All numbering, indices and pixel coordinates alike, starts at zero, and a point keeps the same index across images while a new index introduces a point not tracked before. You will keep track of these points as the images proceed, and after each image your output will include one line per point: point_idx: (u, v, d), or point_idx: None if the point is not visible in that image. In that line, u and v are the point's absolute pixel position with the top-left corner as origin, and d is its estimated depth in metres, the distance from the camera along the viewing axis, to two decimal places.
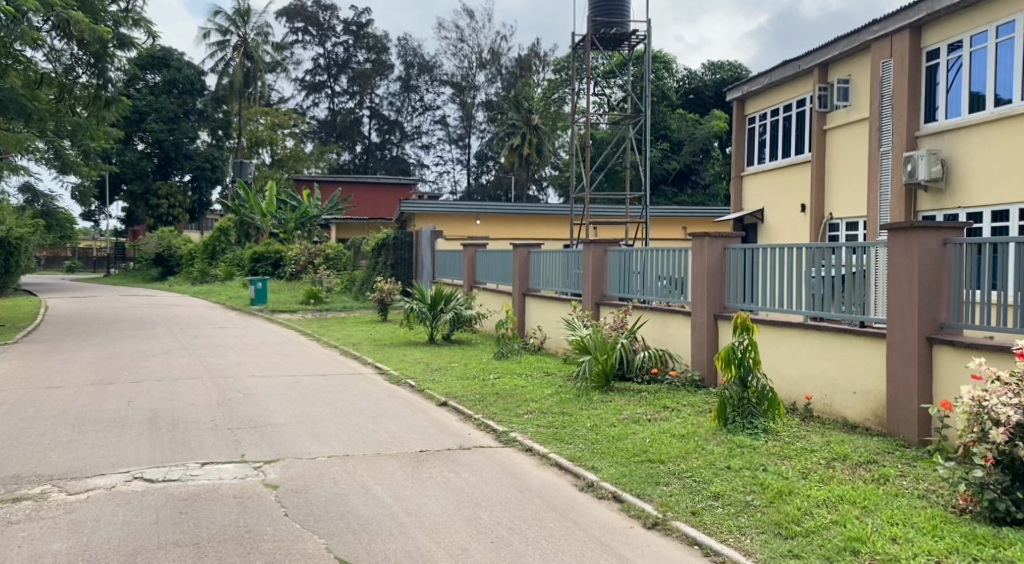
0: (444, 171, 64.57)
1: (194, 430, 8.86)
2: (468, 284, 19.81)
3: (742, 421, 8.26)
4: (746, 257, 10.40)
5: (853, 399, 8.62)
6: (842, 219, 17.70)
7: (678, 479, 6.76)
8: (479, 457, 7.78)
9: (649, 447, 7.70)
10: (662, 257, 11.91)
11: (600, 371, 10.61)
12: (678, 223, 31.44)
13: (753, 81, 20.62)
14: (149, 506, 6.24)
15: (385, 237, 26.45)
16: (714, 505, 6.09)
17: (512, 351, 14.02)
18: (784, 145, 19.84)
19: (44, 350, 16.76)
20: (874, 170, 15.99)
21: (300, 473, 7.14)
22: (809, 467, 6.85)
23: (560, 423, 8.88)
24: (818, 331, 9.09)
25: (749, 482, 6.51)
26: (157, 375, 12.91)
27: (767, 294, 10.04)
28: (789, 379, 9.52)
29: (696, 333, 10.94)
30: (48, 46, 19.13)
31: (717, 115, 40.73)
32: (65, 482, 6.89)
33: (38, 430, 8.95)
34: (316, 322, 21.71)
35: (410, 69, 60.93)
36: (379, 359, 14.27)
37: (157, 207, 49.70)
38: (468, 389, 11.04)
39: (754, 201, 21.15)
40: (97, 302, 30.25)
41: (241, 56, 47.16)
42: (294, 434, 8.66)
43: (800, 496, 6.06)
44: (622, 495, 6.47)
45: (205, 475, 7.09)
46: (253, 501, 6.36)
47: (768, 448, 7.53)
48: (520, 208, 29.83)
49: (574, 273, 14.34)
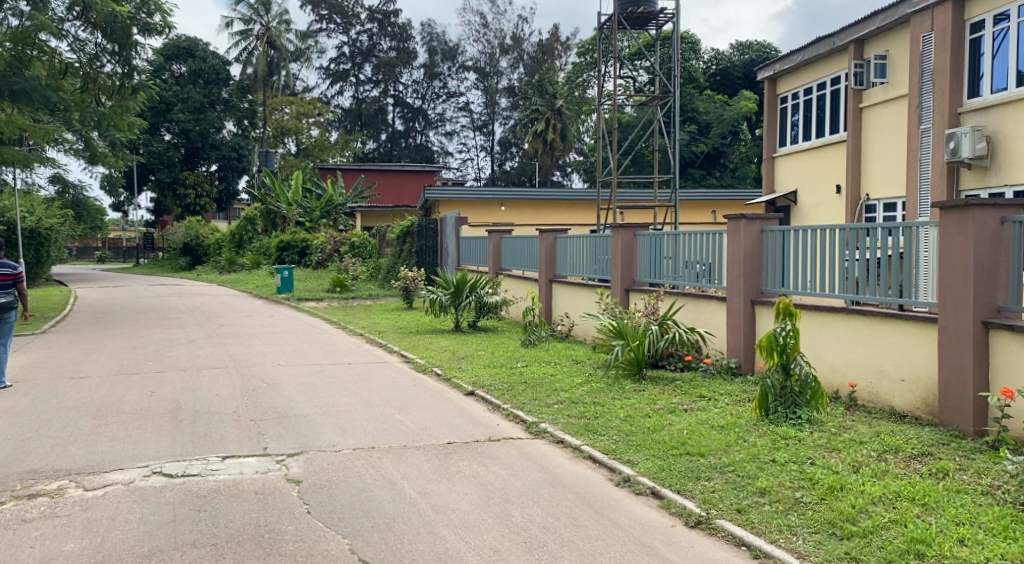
0: (468, 158, 64.20)
1: (216, 421, 8.62)
2: (494, 271, 19.47)
3: (785, 412, 7.87)
4: (785, 239, 9.94)
5: (901, 387, 8.20)
6: (879, 200, 17.15)
7: (720, 474, 6.40)
8: (509, 449, 7.46)
9: (688, 439, 7.33)
10: (695, 242, 11.49)
11: (632, 358, 10.29)
12: (707, 206, 30.89)
13: (784, 59, 20.05)
14: (168, 503, 5.99)
15: (410, 225, 26.19)
16: (760, 502, 5.73)
17: (539, 339, 13.68)
18: (818, 125, 19.26)
19: (70, 340, 16.68)
20: (914, 149, 15.44)
21: (324, 467, 6.87)
22: (860, 461, 6.47)
23: (592, 414, 8.52)
24: (863, 315, 8.66)
25: (797, 477, 6.14)
26: (181, 365, 12.74)
27: (807, 278, 9.59)
28: (832, 366, 9.10)
29: (732, 319, 10.52)
30: (71, 35, 18.97)
31: (746, 96, 39.95)
32: (83, 477, 6.66)
33: (59, 422, 8.76)
34: (341, 310, 21.57)
35: (434, 56, 60.55)
36: (404, 347, 14.00)
37: (185, 197, 49.93)
38: (496, 378, 10.75)
39: (788, 182, 20.60)
40: (125, 292, 30.36)
41: (264, 44, 46.96)
42: (319, 426, 8.40)
43: (853, 493, 5.69)
44: (661, 491, 6.12)
45: (225, 470, 6.83)
46: (274, 498, 6.09)
47: (814, 439, 7.15)
48: (546, 193, 29.42)
49: (602, 259, 13.96)
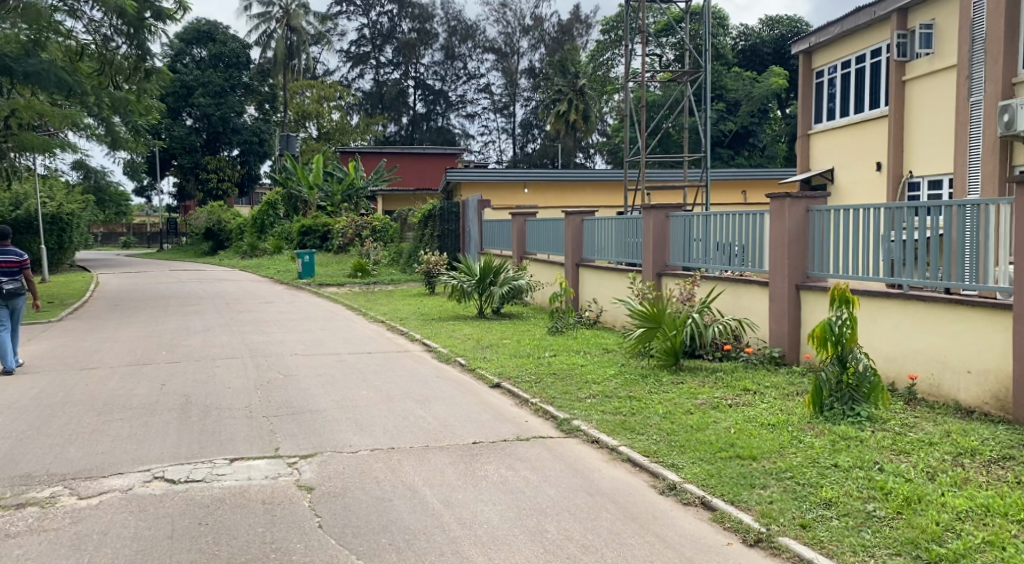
0: (489, 140, 63.36)
1: (227, 418, 8.07)
2: (517, 256, 18.82)
3: (841, 408, 7.20)
4: (834, 218, 9.22)
5: (966, 379, 7.52)
6: (923, 177, 16.33)
7: (777, 481, 5.77)
8: (540, 450, 6.85)
9: (737, 439, 6.68)
10: (734, 222, 10.74)
11: (669, 349, 9.59)
12: (738, 186, 30.01)
13: (820, 31, 19.17)
14: (167, 515, 5.41)
15: (431, 208, 25.57)
16: (827, 516, 5.11)
17: (567, 326, 13.08)
18: (857, 99, 18.41)
19: (87, 328, 16.27)
20: (964, 123, 14.64)
21: (339, 471, 6.27)
22: (934, 466, 5.80)
23: (628, 409, 7.88)
24: (923, 300, 7.95)
25: (864, 486, 5.51)
26: (195, 355, 12.23)
27: (858, 261, 8.87)
28: (887, 356, 8.41)
29: (775, 306, 9.80)
30: (86, 16, 18.42)
31: (776, 73, 38.79)
32: (78, 483, 6.08)
33: (61, 419, 8.24)
34: (362, 295, 21.07)
35: (454, 37, 59.74)
36: (426, 335, 13.41)
37: (207, 182, 49.85)
38: (523, 368, 10.14)
39: (824, 160, 19.74)
40: (146, 278, 30.04)
41: (283, 27, 46.16)
42: (335, 423, 7.83)
43: (933, 505, 5.07)
44: (712, 502, 5.50)
45: (233, 475, 6.24)
46: (283, 510, 5.50)
47: (878, 440, 6.50)
48: (570, 175, 28.67)
49: (631, 243, 13.26)
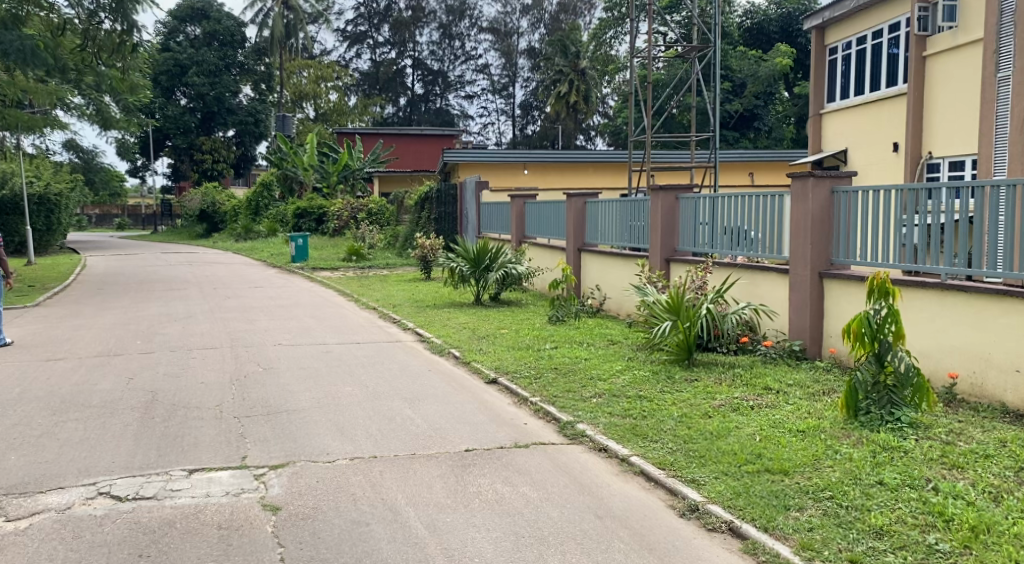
0: (488, 122, 62.41)
1: (193, 421, 7.25)
2: (516, 240, 18.00)
3: (878, 412, 6.42)
4: (860, 198, 8.39)
5: (1014, 378, 6.72)
6: (943, 158, 15.52)
7: (815, 502, 4.98)
8: (541, 460, 6.06)
9: (762, 449, 5.89)
10: (749, 205, 9.92)
11: (681, 341, 8.73)
12: (743, 168, 29.16)
13: (835, 5, 18.21)
14: (103, 544, 4.62)
15: (428, 190, 24.69)
16: (880, 550, 4.37)
17: (569, 315, 12.26)
18: (872, 77, 17.54)
19: (63, 314, 15.42)
20: (989, 101, 13.76)
21: (311, 488, 5.48)
22: (996, 485, 5.04)
23: (639, 411, 7.09)
24: (964, 291, 7.12)
25: (919, 509, 4.75)
26: (172, 346, 11.37)
27: (888, 248, 8.04)
28: (925, 351, 7.57)
29: (796, 295, 8.96)
30: None
31: (781, 51, 37.81)
32: (8, 500, 5.28)
33: (9, 419, 7.42)
34: (356, 280, 20.20)
35: (451, 16, 58.75)
36: (420, 323, 12.59)
37: (202, 162, 48.83)
38: (522, 362, 9.33)
39: (836, 141, 18.88)
40: (135, 261, 29.12)
41: (279, 6, 44.91)
42: (314, 426, 7.04)
43: (1007, 538, 4.33)
44: (741, 527, 4.74)
45: (189, 491, 5.43)
46: (243, 536, 4.72)
47: (925, 451, 5.71)
48: (571, 156, 27.77)
49: (636, 227, 12.47)
